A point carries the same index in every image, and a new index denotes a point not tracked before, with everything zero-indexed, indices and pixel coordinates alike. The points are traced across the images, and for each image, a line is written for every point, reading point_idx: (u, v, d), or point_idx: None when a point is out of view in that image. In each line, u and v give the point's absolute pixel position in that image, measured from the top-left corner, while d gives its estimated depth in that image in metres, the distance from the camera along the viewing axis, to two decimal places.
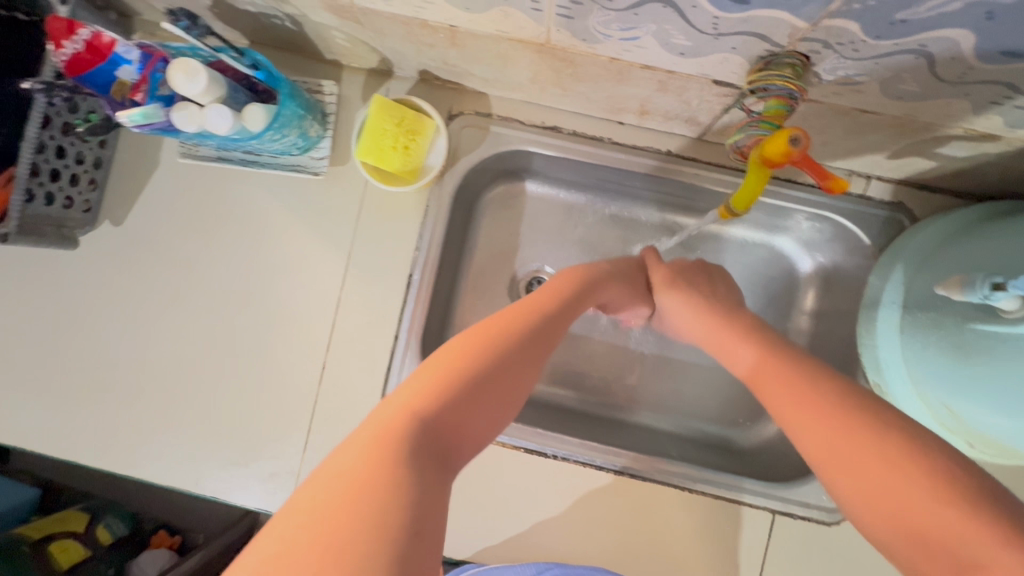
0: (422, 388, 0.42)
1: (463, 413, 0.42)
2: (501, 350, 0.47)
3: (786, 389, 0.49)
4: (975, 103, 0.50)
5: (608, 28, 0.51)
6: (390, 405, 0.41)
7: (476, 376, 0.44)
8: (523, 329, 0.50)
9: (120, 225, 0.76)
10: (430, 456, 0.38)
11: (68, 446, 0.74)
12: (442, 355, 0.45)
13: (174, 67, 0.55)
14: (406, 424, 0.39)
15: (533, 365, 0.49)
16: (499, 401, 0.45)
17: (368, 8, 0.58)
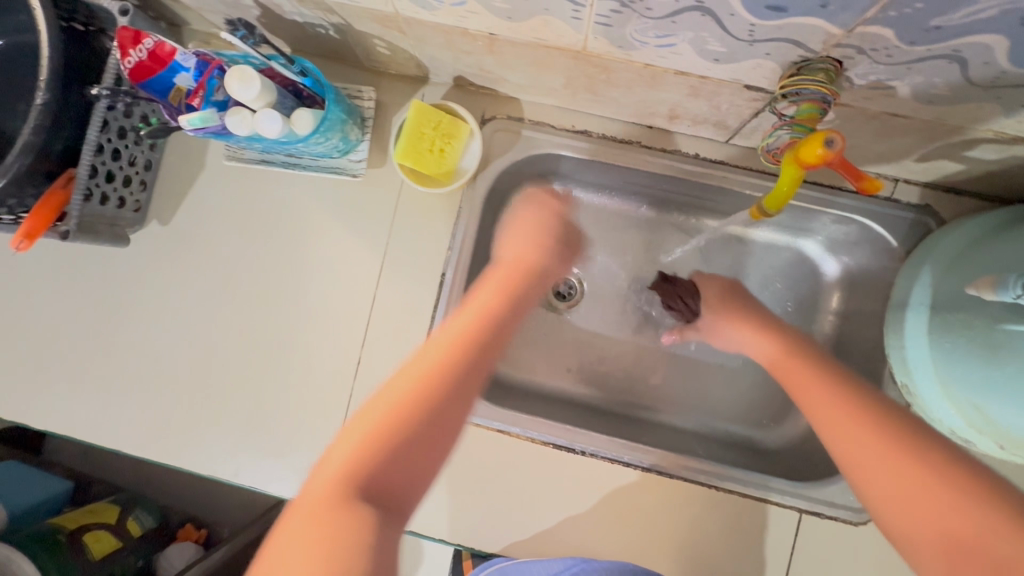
0: (361, 437, 0.46)
1: (402, 452, 0.46)
2: (438, 385, 0.50)
3: (819, 392, 0.56)
4: (1005, 107, 0.51)
5: (645, 35, 0.53)
6: (333, 458, 0.45)
7: (411, 418, 0.47)
8: (460, 353, 0.53)
9: (166, 225, 0.80)
10: (372, 503, 0.43)
11: (114, 435, 0.77)
12: (382, 398, 0.49)
13: (231, 75, 0.58)
14: (347, 478, 0.43)
15: (472, 388, 0.52)
16: (440, 433, 0.48)
17: (412, 18, 0.61)
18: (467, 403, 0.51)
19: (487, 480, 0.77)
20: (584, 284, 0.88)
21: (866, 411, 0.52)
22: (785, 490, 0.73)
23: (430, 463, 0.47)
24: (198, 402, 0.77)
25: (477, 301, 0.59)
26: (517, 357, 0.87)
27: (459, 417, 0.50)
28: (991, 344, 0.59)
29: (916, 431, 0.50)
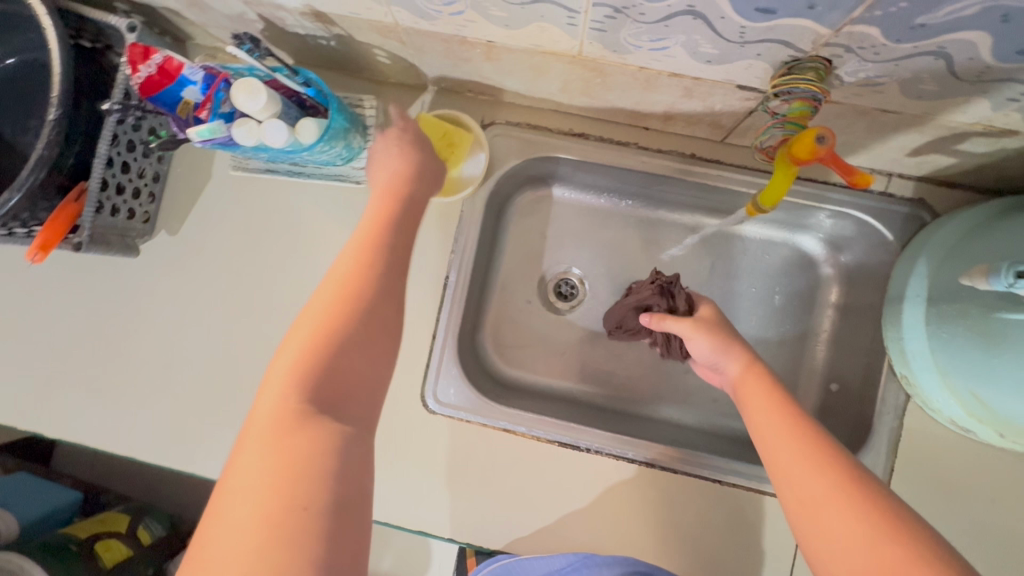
0: (295, 357, 0.46)
1: (340, 357, 0.46)
2: (361, 291, 0.50)
3: (767, 411, 0.57)
4: (993, 101, 0.52)
5: (639, 39, 0.54)
6: (272, 382, 0.45)
7: (343, 336, 0.47)
8: (377, 255, 0.53)
9: (174, 235, 0.82)
10: (322, 413, 0.43)
11: (125, 443, 0.79)
12: (308, 316, 0.48)
13: (236, 87, 0.59)
14: (294, 397, 0.43)
15: (396, 288, 0.53)
16: (371, 337, 0.49)
17: (412, 28, 0.62)
18: (394, 302, 0.52)
19: (491, 479, 0.78)
20: (585, 284, 0.90)
21: (820, 443, 0.52)
22: None
23: (372, 367, 0.48)
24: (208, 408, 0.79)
25: (381, 206, 0.59)
26: (521, 358, 0.88)
27: (392, 320, 0.51)
28: (987, 333, 0.60)
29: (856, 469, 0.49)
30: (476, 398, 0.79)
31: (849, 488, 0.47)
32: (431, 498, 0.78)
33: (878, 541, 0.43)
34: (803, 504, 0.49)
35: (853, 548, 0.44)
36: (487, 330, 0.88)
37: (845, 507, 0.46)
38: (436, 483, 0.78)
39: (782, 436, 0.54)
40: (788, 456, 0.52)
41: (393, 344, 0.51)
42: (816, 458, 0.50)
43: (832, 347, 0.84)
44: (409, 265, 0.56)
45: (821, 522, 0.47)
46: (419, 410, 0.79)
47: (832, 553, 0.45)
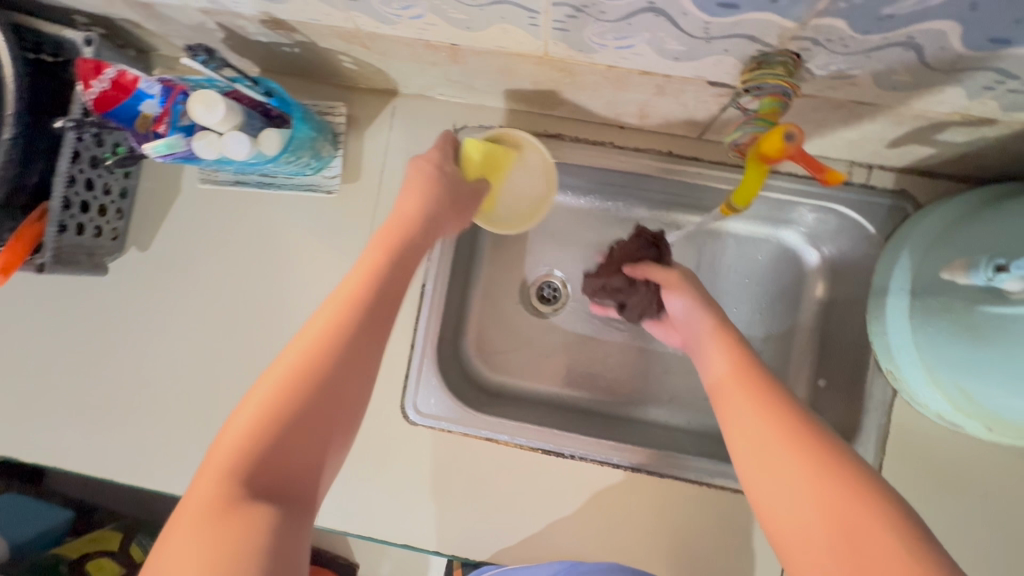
0: (243, 434, 0.44)
1: (288, 433, 0.45)
2: (321, 368, 0.48)
3: (741, 405, 0.52)
4: (968, 90, 0.51)
5: (604, 38, 0.52)
6: (218, 458, 0.44)
7: (294, 410, 0.46)
8: (350, 324, 0.50)
9: (145, 251, 0.80)
10: (261, 497, 0.42)
11: (104, 464, 0.77)
12: (264, 385, 0.47)
13: (193, 100, 0.58)
14: (231, 478, 0.42)
15: (366, 364, 0.50)
16: (327, 410, 0.47)
17: (374, 33, 0.60)
18: (358, 381, 0.49)
19: (477, 489, 0.77)
20: (568, 286, 0.88)
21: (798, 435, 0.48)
22: None
23: (323, 451, 0.47)
24: (187, 426, 0.77)
25: (369, 259, 0.56)
26: (504, 364, 0.86)
27: (354, 396, 0.49)
28: (972, 326, 0.58)
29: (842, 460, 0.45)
30: (458, 408, 0.77)
31: (798, 435, 0.48)
32: (416, 511, 0.76)
33: (826, 485, 0.44)
34: (753, 450, 0.49)
35: (799, 495, 0.44)
36: (469, 336, 0.86)
37: (794, 453, 0.46)
38: (420, 495, 0.77)
39: (734, 389, 0.54)
40: (742, 408, 0.52)
41: (350, 423, 0.49)
42: (767, 408, 0.51)
43: (819, 343, 0.83)
44: (389, 325, 0.53)
45: (770, 471, 0.47)
46: (401, 422, 0.78)
47: (780, 503, 0.45)
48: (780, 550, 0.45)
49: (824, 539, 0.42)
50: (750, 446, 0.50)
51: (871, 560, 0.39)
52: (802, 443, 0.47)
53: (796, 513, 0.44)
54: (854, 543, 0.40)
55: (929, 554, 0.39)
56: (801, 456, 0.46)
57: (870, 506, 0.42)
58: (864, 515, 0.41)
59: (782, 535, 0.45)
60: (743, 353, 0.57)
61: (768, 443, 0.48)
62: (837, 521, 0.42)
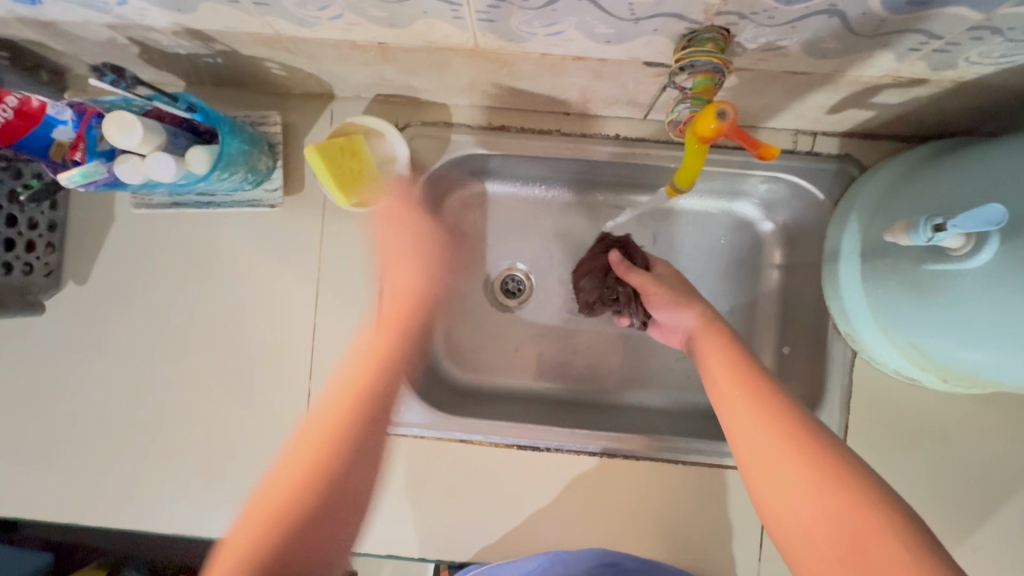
0: (256, 527, 0.49)
1: (304, 521, 0.49)
2: (325, 458, 0.53)
3: (748, 418, 0.50)
4: (896, 53, 0.51)
5: (531, 26, 0.51)
6: (234, 545, 0.48)
7: (307, 502, 0.50)
8: (353, 416, 0.57)
9: (84, 283, 0.76)
10: (275, 574, 0.46)
11: (66, 509, 0.74)
12: (274, 481, 0.52)
13: (107, 122, 0.55)
14: (251, 563, 0.46)
15: (368, 449, 0.56)
16: (342, 503, 0.52)
17: (296, 37, 0.58)
18: (363, 469, 0.55)
19: (455, 490, 0.76)
20: (531, 278, 0.87)
21: (810, 447, 0.47)
22: None
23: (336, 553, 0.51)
24: (152, 460, 0.75)
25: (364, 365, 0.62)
26: (474, 363, 0.85)
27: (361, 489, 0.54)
28: (917, 286, 0.58)
29: (856, 470, 0.45)
30: (429, 413, 0.76)
31: (801, 443, 0.47)
32: (395, 521, 0.76)
33: (829, 493, 0.44)
34: (756, 458, 0.49)
35: (802, 504, 0.45)
36: (436, 338, 0.85)
37: (798, 463, 0.46)
38: (398, 504, 0.76)
39: (733, 391, 0.53)
40: (742, 415, 0.51)
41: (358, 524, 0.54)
42: (769, 414, 0.50)
43: (780, 311, 0.84)
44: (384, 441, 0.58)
45: (773, 481, 0.47)
46: None
47: (786, 511, 0.46)
48: (781, 543, 0.46)
49: (830, 549, 0.43)
50: (749, 450, 0.49)
51: (877, 567, 0.40)
52: (806, 452, 0.47)
53: (799, 515, 0.45)
54: (860, 554, 0.41)
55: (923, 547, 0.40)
56: (803, 465, 0.46)
57: (872, 513, 0.42)
58: (865, 522, 0.42)
59: (785, 532, 0.46)
60: (739, 354, 0.56)
61: (773, 453, 0.48)
62: (842, 531, 0.43)
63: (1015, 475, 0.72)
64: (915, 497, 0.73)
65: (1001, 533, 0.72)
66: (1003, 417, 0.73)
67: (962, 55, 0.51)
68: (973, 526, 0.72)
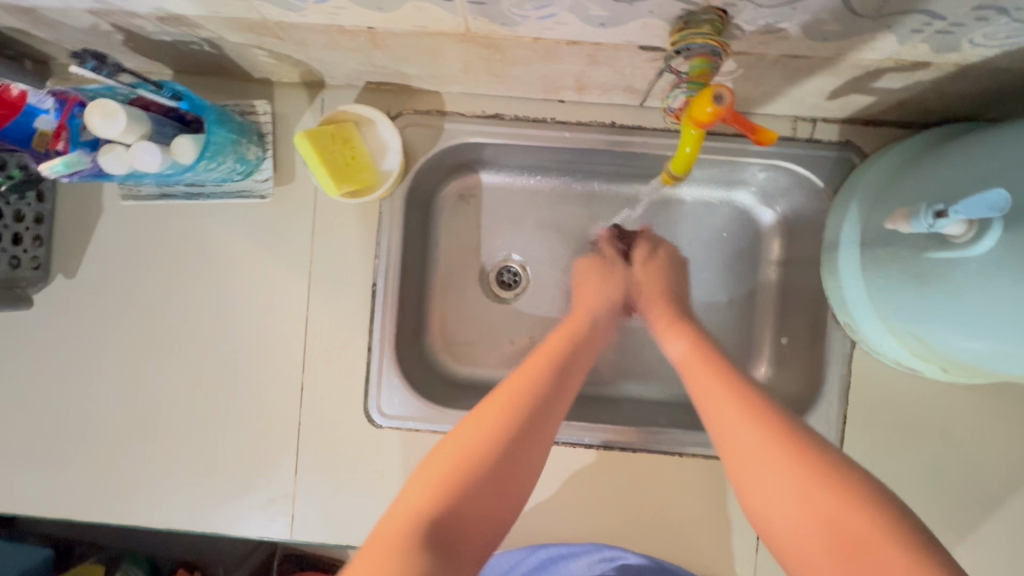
0: (427, 491, 0.46)
1: (481, 476, 0.47)
2: (518, 416, 0.51)
3: (736, 425, 0.50)
4: (898, 35, 0.50)
5: (523, 9, 0.50)
6: (397, 508, 0.45)
7: (495, 455, 0.48)
8: (537, 386, 0.54)
9: (73, 277, 0.75)
10: (438, 540, 0.43)
11: (61, 503, 0.74)
12: (453, 439, 0.50)
13: (89, 110, 0.54)
14: (418, 519, 0.44)
15: (546, 424, 0.53)
16: (515, 476, 0.49)
17: (283, 22, 0.56)
18: (542, 440, 0.52)
19: None
20: (527, 269, 0.85)
21: (799, 451, 0.46)
22: None
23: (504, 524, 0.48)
24: (146, 455, 0.74)
25: (556, 341, 0.62)
26: (470, 355, 0.84)
27: (528, 471, 0.50)
28: (918, 275, 0.57)
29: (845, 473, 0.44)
30: (424, 406, 0.74)
31: (787, 447, 0.47)
32: None
33: (817, 497, 0.43)
34: (745, 465, 0.48)
35: (792, 509, 0.44)
36: (431, 330, 0.83)
37: (785, 467, 0.46)
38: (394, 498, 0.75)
39: (721, 399, 0.52)
40: (730, 419, 0.50)
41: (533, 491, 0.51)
42: (754, 417, 0.49)
43: (779, 301, 0.83)
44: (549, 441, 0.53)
45: (765, 484, 0.46)
46: (365, 426, 0.75)
47: (779, 517, 0.45)
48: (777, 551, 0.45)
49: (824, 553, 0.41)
50: (738, 456, 0.48)
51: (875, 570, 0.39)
52: (791, 456, 0.46)
53: (791, 520, 0.44)
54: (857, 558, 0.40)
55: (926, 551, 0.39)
56: (791, 469, 0.45)
57: (863, 514, 0.41)
58: (857, 525, 0.41)
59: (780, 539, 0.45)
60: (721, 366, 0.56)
61: (760, 459, 0.47)
62: (833, 533, 0.41)
63: (1015, 465, 0.72)
64: (914, 487, 0.73)
65: (999, 523, 0.71)
66: (1003, 408, 0.73)
67: (967, 36, 0.49)
68: (972, 516, 0.72)
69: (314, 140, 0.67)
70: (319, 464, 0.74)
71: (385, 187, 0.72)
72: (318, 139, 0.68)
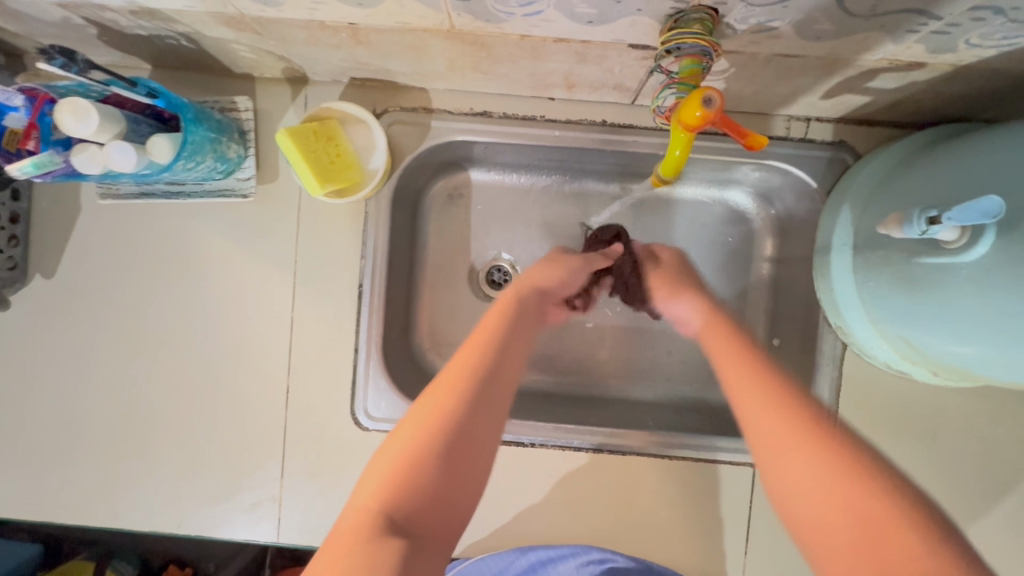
0: (382, 476, 0.42)
1: (440, 454, 0.43)
2: (467, 391, 0.47)
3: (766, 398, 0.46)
4: (893, 35, 0.48)
5: (508, 6, 0.48)
6: (356, 496, 0.42)
7: (452, 427, 0.45)
8: (486, 353, 0.51)
9: (51, 277, 0.73)
10: (400, 528, 0.40)
11: (43, 506, 0.73)
12: (407, 425, 0.45)
13: (60, 109, 0.52)
14: (371, 511, 0.40)
15: (499, 394, 0.49)
16: (476, 444, 0.45)
17: (261, 17, 0.54)
18: (495, 411, 0.48)
19: None
20: (517, 268, 0.84)
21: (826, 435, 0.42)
22: (731, 448, 0.74)
23: (469, 505, 0.44)
24: (129, 457, 0.73)
25: (495, 312, 0.57)
26: None
27: (484, 446, 0.46)
28: (911, 280, 0.56)
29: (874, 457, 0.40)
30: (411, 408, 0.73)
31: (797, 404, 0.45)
32: None
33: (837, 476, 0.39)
34: (764, 447, 0.44)
35: (813, 495, 0.39)
36: (420, 330, 0.82)
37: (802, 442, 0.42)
38: None
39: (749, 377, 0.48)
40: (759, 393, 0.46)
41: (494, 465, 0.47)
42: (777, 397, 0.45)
43: (771, 302, 0.82)
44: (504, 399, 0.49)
45: (784, 464, 0.42)
46: (352, 429, 0.74)
47: (796, 497, 0.40)
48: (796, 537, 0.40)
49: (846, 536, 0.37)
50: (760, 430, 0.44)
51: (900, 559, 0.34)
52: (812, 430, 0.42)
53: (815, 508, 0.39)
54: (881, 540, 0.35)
55: (959, 549, 0.34)
56: (808, 445, 0.41)
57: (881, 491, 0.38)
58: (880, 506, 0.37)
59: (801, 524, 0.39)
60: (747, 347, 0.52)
61: (777, 435, 0.43)
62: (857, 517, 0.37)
63: (1005, 465, 0.72)
64: None
65: (989, 523, 0.71)
66: (993, 410, 0.72)
67: (962, 37, 0.48)
68: (960, 518, 0.72)
69: (295, 136, 0.65)
70: (305, 466, 0.73)
71: (370, 186, 0.70)
72: (300, 135, 0.66)
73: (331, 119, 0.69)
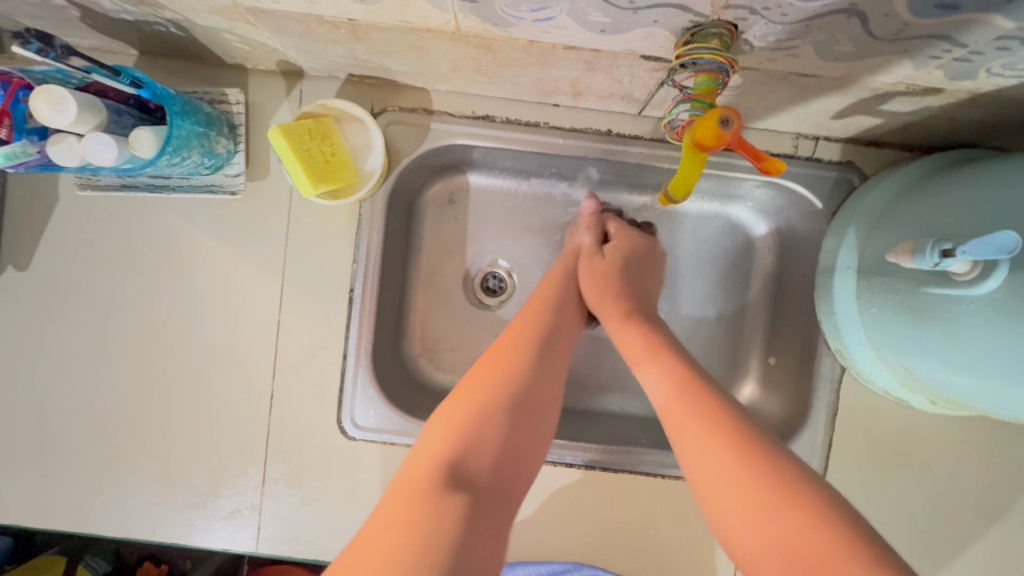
0: (441, 436, 0.48)
1: (502, 412, 0.50)
2: (520, 359, 0.54)
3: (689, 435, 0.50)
4: (914, 60, 0.47)
5: (518, 10, 0.46)
6: (418, 454, 0.48)
7: (509, 390, 0.51)
8: (536, 330, 0.58)
9: (25, 270, 0.70)
10: (466, 476, 0.46)
11: (7, 509, 0.69)
12: (460, 396, 0.51)
13: (36, 96, 0.49)
14: (435, 464, 0.46)
15: (548, 375, 0.55)
16: (534, 407, 0.52)
17: (256, 8, 0.51)
18: (548, 383, 0.54)
19: None
20: (513, 276, 0.81)
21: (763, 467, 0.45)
22: None
23: (528, 466, 0.51)
24: (103, 460, 0.70)
25: (542, 301, 0.63)
26: (450, 365, 0.80)
27: (534, 421, 0.52)
28: (916, 308, 0.55)
29: None
30: (400, 418, 0.70)
31: (727, 438, 0.48)
32: None
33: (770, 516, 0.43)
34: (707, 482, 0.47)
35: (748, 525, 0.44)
36: (412, 337, 0.79)
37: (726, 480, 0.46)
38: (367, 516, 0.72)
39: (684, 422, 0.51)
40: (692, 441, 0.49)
41: (549, 433, 0.53)
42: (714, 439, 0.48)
43: (769, 320, 0.81)
44: (553, 365, 0.57)
45: (730, 517, 0.45)
46: (337, 438, 0.71)
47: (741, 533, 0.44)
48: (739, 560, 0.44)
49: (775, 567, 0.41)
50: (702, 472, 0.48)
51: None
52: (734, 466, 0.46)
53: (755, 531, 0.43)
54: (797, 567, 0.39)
55: None
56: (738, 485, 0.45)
57: None
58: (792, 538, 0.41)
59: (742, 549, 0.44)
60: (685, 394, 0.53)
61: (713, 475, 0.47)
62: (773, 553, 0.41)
63: (997, 494, 0.71)
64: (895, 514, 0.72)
65: (977, 550, 0.71)
66: (986, 438, 0.72)
67: (984, 66, 0.47)
68: (952, 546, 0.71)
69: (289, 132, 0.63)
70: (287, 475, 0.71)
71: (365, 189, 0.67)
72: (293, 131, 0.63)
73: (326, 116, 0.67)
